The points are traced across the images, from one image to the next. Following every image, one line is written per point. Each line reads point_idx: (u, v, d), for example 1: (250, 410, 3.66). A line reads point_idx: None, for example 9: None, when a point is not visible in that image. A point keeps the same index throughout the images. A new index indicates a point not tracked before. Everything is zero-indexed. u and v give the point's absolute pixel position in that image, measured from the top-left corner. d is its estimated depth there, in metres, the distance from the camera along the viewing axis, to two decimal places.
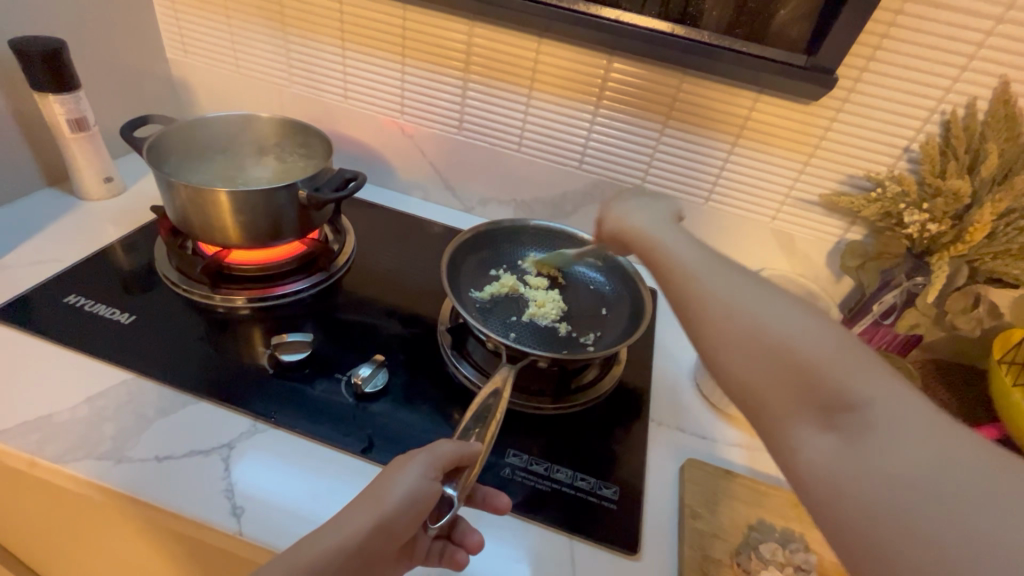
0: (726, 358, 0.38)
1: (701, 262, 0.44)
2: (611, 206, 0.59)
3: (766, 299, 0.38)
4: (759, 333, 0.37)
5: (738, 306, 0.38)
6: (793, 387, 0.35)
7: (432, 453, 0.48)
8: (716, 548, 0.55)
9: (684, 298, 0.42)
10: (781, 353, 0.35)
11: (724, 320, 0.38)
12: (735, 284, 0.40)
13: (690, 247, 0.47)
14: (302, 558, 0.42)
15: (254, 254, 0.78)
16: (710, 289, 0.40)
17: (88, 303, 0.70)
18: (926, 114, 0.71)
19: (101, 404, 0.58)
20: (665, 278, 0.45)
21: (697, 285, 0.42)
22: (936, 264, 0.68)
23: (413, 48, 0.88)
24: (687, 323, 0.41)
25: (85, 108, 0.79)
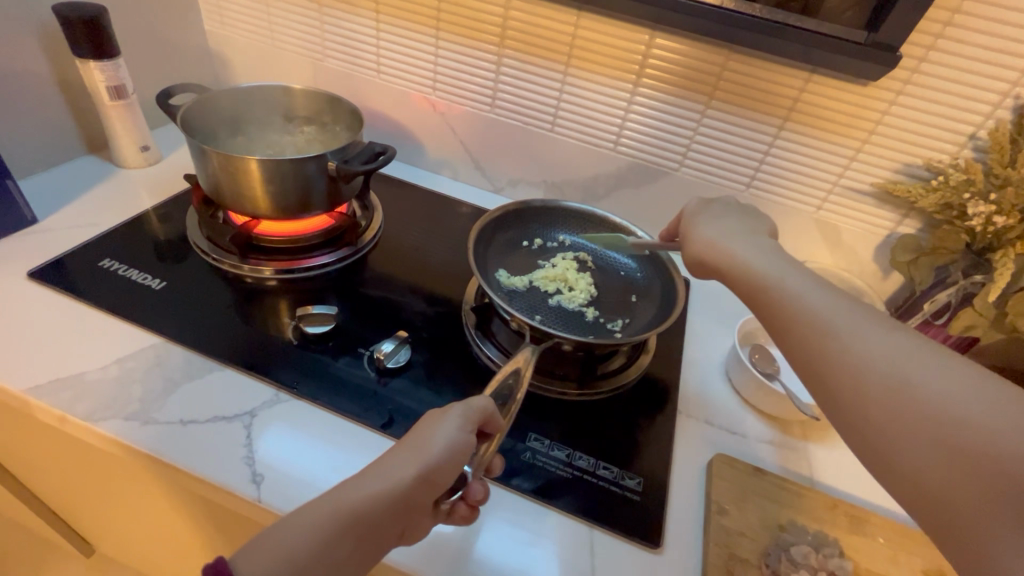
0: (882, 435, 0.37)
1: (838, 305, 0.42)
2: (702, 227, 0.57)
3: (916, 364, 0.37)
4: (912, 405, 0.36)
5: (883, 368, 0.38)
6: (968, 468, 0.33)
7: (466, 407, 0.48)
8: (743, 548, 0.53)
9: (815, 355, 0.41)
10: (947, 436, 0.34)
11: (870, 388, 0.38)
12: (879, 342, 0.39)
13: (806, 282, 0.45)
14: (344, 504, 0.42)
15: (283, 225, 0.78)
16: (851, 352, 0.39)
17: (122, 268, 0.71)
18: (997, 98, 0.65)
19: (130, 365, 0.59)
20: (782, 325, 0.44)
21: (832, 340, 0.41)
22: (999, 261, 0.63)
23: (447, 22, 0.86)
24: (827, 391, 0.40)
25: (124, 76, 0.79)
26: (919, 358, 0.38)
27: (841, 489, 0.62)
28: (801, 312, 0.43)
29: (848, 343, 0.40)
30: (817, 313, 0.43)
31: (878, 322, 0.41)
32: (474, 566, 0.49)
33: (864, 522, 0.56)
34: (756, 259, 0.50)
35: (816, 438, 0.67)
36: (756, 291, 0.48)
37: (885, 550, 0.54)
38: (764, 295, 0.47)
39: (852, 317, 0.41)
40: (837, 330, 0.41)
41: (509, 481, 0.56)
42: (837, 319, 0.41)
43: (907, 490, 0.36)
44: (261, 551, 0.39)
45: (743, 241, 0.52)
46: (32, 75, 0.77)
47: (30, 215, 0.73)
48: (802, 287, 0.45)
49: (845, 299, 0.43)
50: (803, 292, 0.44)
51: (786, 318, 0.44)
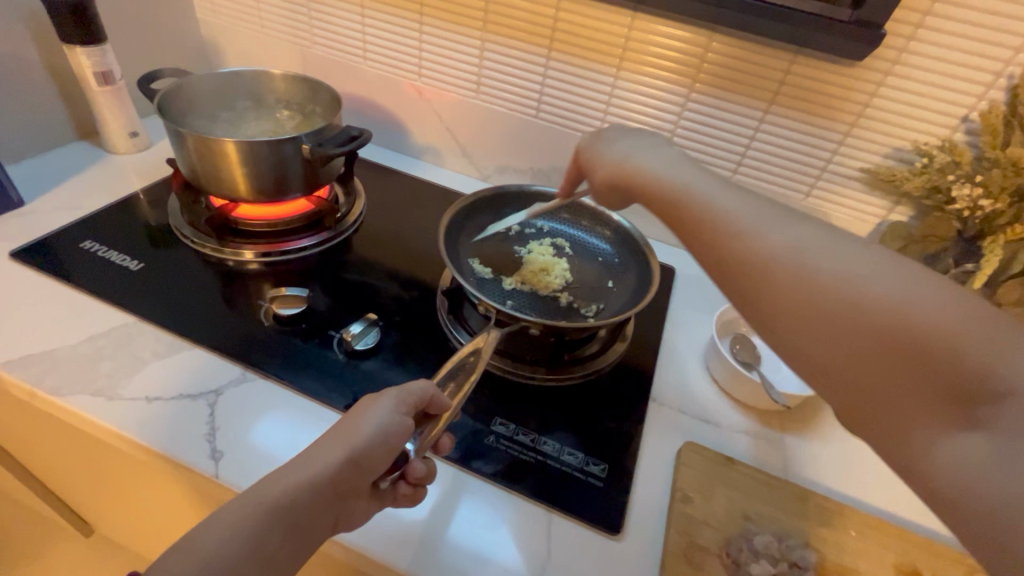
0: (810, 335, 0.34)
1: (748, 206, 0.40)
2: (607, 148, 0.54)
3: (847, 258, 0.35)
4: (844, 298, 0.33)
5: (813, 265, 0.35)
6: (909, 360, 0.31)
7: (401, 390, 0.48)
8: (705, 537, 0.51)
9: (740, 260, 0.38)
10: (882, 327, 0.32)
11: (800, 287, 0.35)
12: (803, 240, 0.36)
13: (729, 189, 0.42)
14: (264, 496, 0.40)
15: (263, 210, 0.79)
16: (775, 252, 0.36)
17: (102, 250, 0.72)
18: (990, 78, 0.63)
19: (101, 343, 0.60)
20: (705, 234, 0.41)
21: (756, 245, 0.37)
22: (987, 248, 0.61)
23: (431, 7, 0.85)
24: (757, 296, 0.37)
25: (111, 62, 0.80)
26: (849, 253, 0.35)
27: (817, 480, 0.61)
28: (722, 222, 0.40)
29: (774, 244, 0.37)
30: (737, 220, 0.39)
31: (805, 224, 0.37)
32: (429, 548, 0.49)
33: (835, 514, 0.55)
34: (674, 172, 0.46)
35: (794, 429, 0.65)
36: (674, 203, 0.44)
37: (855, 543, 0.53)
38: (682, 208, 0.43)
39: (775, 220, 0.38)
40: (761, 234, 0.37)
41: (470, 465, 0.55)
42: (756, 224, 0.38)
43: (839, 388, 0.34)
44: (174, 552, 0.37)
45: (653, 155, 0.49)
46: (21, 60, 0.78)
47: (16, 197, 0.74)
48: (722, 194, 0.42)
49: (766, 205, 0.40)
50: (724, 202, 0.41)
51: (710, 228, 0.40)
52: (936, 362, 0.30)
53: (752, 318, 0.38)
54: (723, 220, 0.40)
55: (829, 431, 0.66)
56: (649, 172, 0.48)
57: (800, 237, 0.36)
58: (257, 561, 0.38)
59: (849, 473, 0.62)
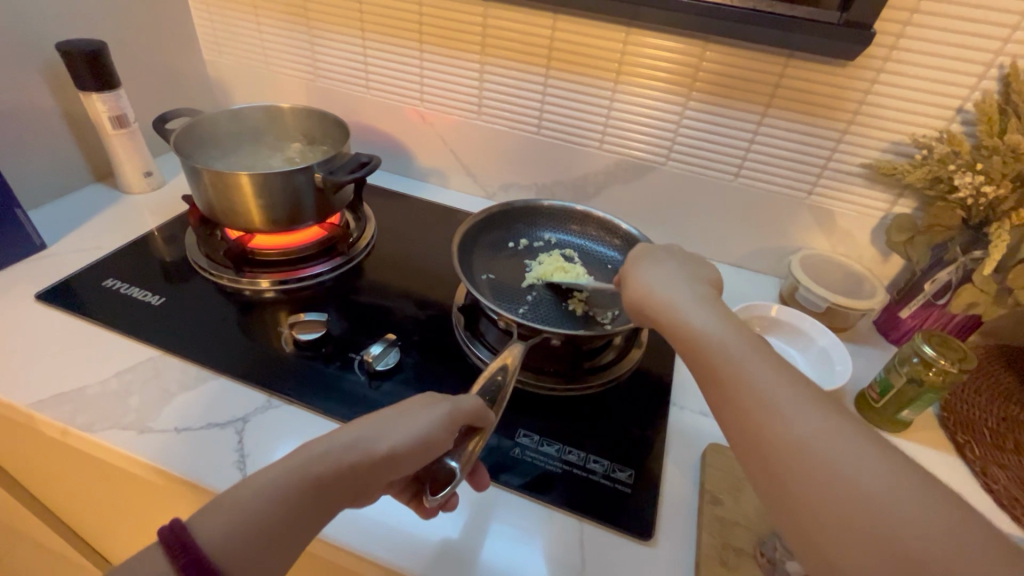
0: (772, 484, 0.37)
1: (734, 346, 0.43)
2: (639, 273, 0.54)
3: (811, 424, 0.37)
4: (798, 459, 0.36)
5: (775, 419, 0.38)
6: (857, 531, 0.33)
7: (456, 404, 0.48)
8: (738, 537, 0.51)
9: (726, 395, 0.41)
10: (826, 494, 0.35)
11: (764, 437, 0.38)
12: (779, 393, 0.39)
13: (725, 325, 0.45)
14: (306, 472, 0.42)
15: (277, 239, 0.81)
16: (748, 397, 0.40)
17: (124, 287, 0.73)
18: (981, 69, 0.64)
19: (129, 378, 0.61)
20: (699, 362, 0.44)
21: (740, 388, 0.40)
22: (995, 234, 0.62)
23: (430, 35, 0.88)
24: (736, 433, 0.40)
25: (125, 106, 0.83)
26: (813, 418, 0.37)
27: None
28: (713, 355, 0.43)
29: (751, 389, 0.40)
30: (726, 360, 0.42)
31: (787, 379, 0.40)
32: (463, 563, 0.49)
33: None
34: (680, 300, 0.49)
35: None
36: (676, 328, 0.47)
37: None
38: (680, 332, 0.47)
39: (760, 366, 0.41)
40: (744, 377, 0.41)
41: (498, 477, 0.56)
42: (748, 367, 0.41)
43: (793, 534, 0.36)
44: (219, 510, 0.39)
45: (661, 281, 0.52)
46: (39, 110, 0.81)
47: (38, 240, 0.76)
48: (718, 328, 0.45)
49: (759, 349, 0.43)
50: (721, 337, 0.44)
51: (703, 356, 0.44)
52: (884, 543, 0.32)
53: (734, 450, 0.41)
54: (719, 353, 0.43)
55: None
56: (676, 318, 0.48)
57: (775, 388, 0.39)
58: (286, 528, 0.40)
59: None
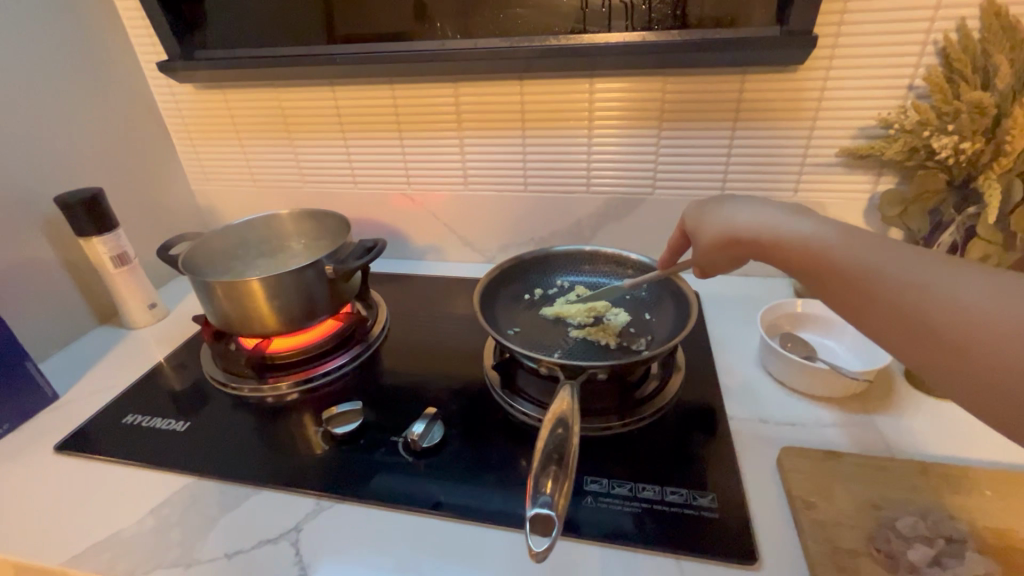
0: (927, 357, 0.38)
1: (869, 245, 0.42)
2: (711, 213, 0.55)
3: (960, 286, 0.37)
4: (957, 325, 0.36)
5: (916, 292, 0.39)
6: None
7: None
8: (847, 538, 0.48)
9: (847, 283, 0.43)
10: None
11: (908, 315, 0.39)
12: (920, 274, 0.39)
13: (832, 227, 0.45)
14: None
15: (292, 339, 0.80)
16: (887, 287, 0.40)
17: (144, 419, 0.71)
18: (919, 47, 0.70)
19: (166, 511, 0.57)
20: (816, 268, 0.45)
21: (901, 286, 0.39)
22: (984, 186, 0.64)
23: (407, 122, 0.93)
24: (896, 323, 0.40)
25: (125, 244, 0.85)
26: (966, 284, 0.37)
27: (926, 452, 0.58)
28: (827, 258, 0.44)
29: (899, 277, 0.40)
30: (842, 257, 0.43)
31: (922, 257, 0.40)
32: None
33: (962, 478, 0.52)
34: (766, 220, 0.50)
35: (879, 408, 0.64)
36: (785, 246, 0.47)
37: (998, 502, 0.50)
38: (786, 247, 0.47)
39: (900, 255, 0.41)
40: (873, 268, 0.41)
41: (577, 531, 0.52)
42: (886, 259, 0.41)
43: (969, 397, 0.37)
44: None
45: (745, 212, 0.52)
46: (40, 264, 0.82)
47: (51, 392, 0.74)
48: (817, 229, 0.46)
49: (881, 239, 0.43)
50: (839, 242, 0.44)
51: (815, 263, 0.45)
52: None
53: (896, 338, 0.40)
54: (831, 253, 0.44)
55: (912, 400, 0.64)
56: (779, 234, 0.48)
57: (915, 269, 0.40)
58: None
59: (954, 436, 0.60)
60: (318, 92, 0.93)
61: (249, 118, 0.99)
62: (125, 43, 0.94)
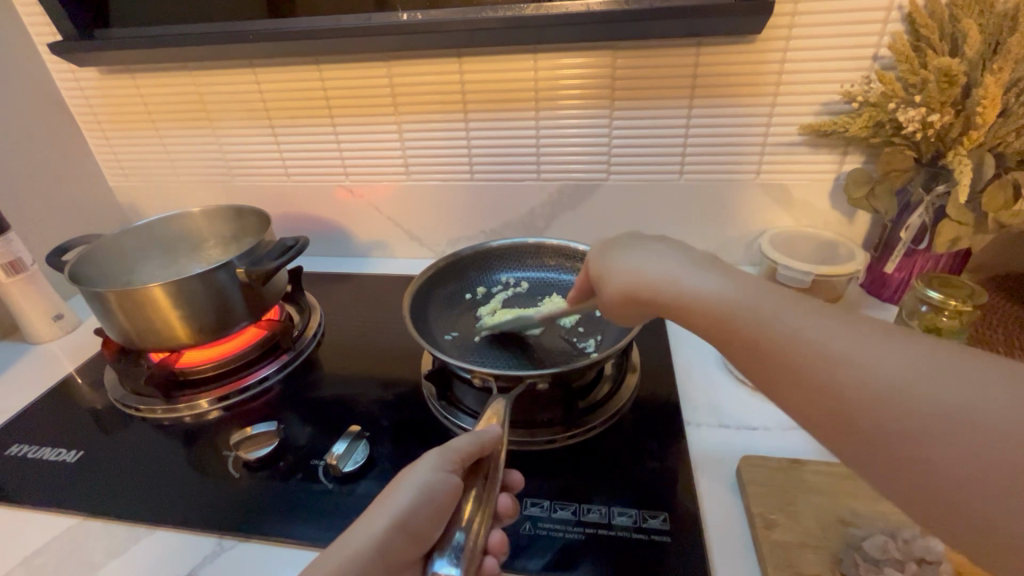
0: (845, 443, 0.32)
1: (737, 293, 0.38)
2: (615, 260, 0.47)
3: (879, 367, 0.31)
4: (868, 392, 0.31)
5: (782, 333, 0.35)
6: (890, 417, 0.30)
7: None
8: (810, 562, 0.42)
9: (728, 330, 0.38)
10: (854, 385, 0.32)
11: (816, 397, 0.33)
12: (828, 351, 0.33)
13: (714, 285, 0.39)
14: None
15: (210, 351, 0.72)
16: (771, 323, 0.36)
17: (32, 450, 0.62)
18: (884, 14, 0.65)
19: (40, 562, 0.49)
20: (712, 321, 0.39)
21: (761, 329, 0.36)
22: (954, 161, 0.59)
23: (339, 106, 0.84)
24: (747, 354, 0.37)
25: (20, 249, 0.76)
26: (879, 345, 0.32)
27: None
28: (729, 310, 0.38)
29: (758, 319, 0.36)
30: (754, 318, 0.36)
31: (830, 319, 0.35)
32: None
33: None
34: (674, 269, 0.42)
35: None
36: (677, 298, 0.41)
37: None
38: (677, 302, 0.41)
39: (765, 298, 0.37)
40: (769, 319, 0.36)
41: (511, 565, 0.46)
42: (761, 307, 0.36)
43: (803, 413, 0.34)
44: None
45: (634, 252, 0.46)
46: None
47: None
48: (721, 280, 0.39)
49: (806, 310, 0.36)
50: (719, 288, 0.39)
51: (717, 332, 0.38)
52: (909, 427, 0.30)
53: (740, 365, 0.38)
54: (742, 322, 0.37)
55: None
56: (674, 283, 0.41)
57: (811, 321, 0.35)
58: None
59: None
60: (238, 74, 0.84)
61: (164, 105, 0.89)
62: (16, 23, 0.82)
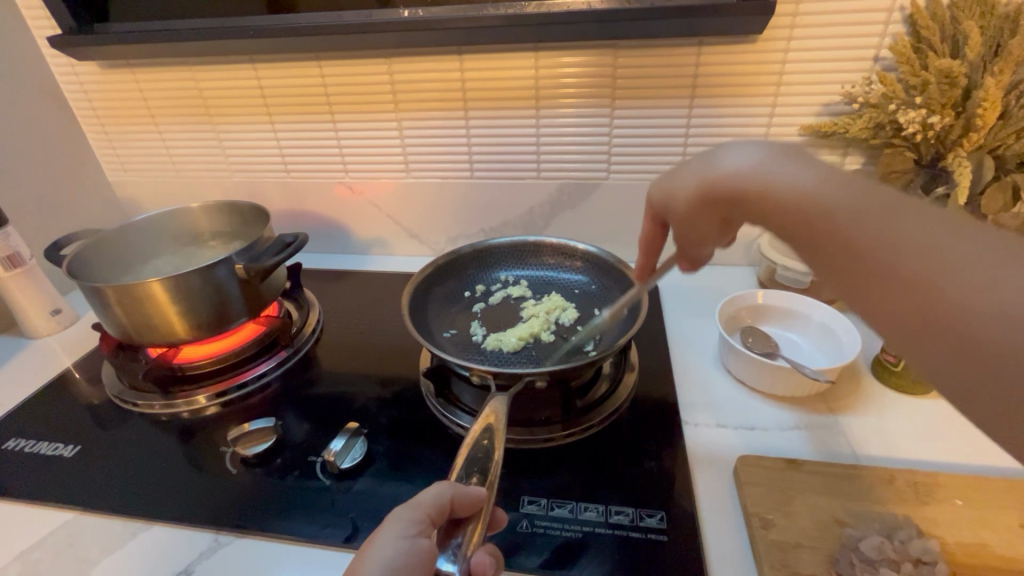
0: (894, 324, 0.33)
1: (848, 189, 0.35)
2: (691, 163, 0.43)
3: (964, 256, 0.31)
4: (935, 277, 0.31)
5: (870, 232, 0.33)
6: (954, 306, 0.30)
7: None
8: (807, 561, 0.43)
9: (816, 229, 0.35)
10: (941, 274, 0.31)
11: (882, 283, 0.33)
12: (924, 237, 0.32)
13: (820, 174, 0.36)
14: None
15: (208, 347, 0.72)
16: (848, 222, 0.34)
17: (29, 444, 0.62)
18: (885, 15, 0.65)
19: (37, 557, 0.49)
20: (798, 222, 0.36)
21: (853, 226, 0.34)
22: (954, 163, 0.60)
23: (338, 102, 0.84)
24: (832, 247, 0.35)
25: (17, 243, 0.75)
26: (949, 231, 0.32)
27: (895, 457, 0.53)
28: (820, 211, 0.35)
29: (854, 218, 0.34)
30: (848, 215, 0.34)
31: (913, 211, 0.33)
32: None
33: (933, 488, 0.47)
34: (761, 160, 0.39)
35: (845, 408, 0.59)
36: (760, 191, 0.38)
37: (970, 514, 0.45)
38: (764, 201, 0.38)
39: (867, 196, 0.34)
40: (856, 221, 0.34)
41: (508, 562, 0.46)
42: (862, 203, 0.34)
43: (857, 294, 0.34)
44: None
45: (732, 150, 0.41)
46: None
47: None
48: (826, 180, 0.36)
49: (906, 207, 0.33)
50: (818, 183, 0.36)
51: (807, 230, 0.36)
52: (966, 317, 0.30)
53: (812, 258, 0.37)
54: (840, 218, 0.34)
55: (881, 399, 0.59)
56: (770, 181, 0.38)
57: (906, 216, 0.33)
58: None
59: (924, 438, 0.55)
60: (238, 70, 0.84)
61: (163, 100, 0.89)
62: (15, 17, 0.82)
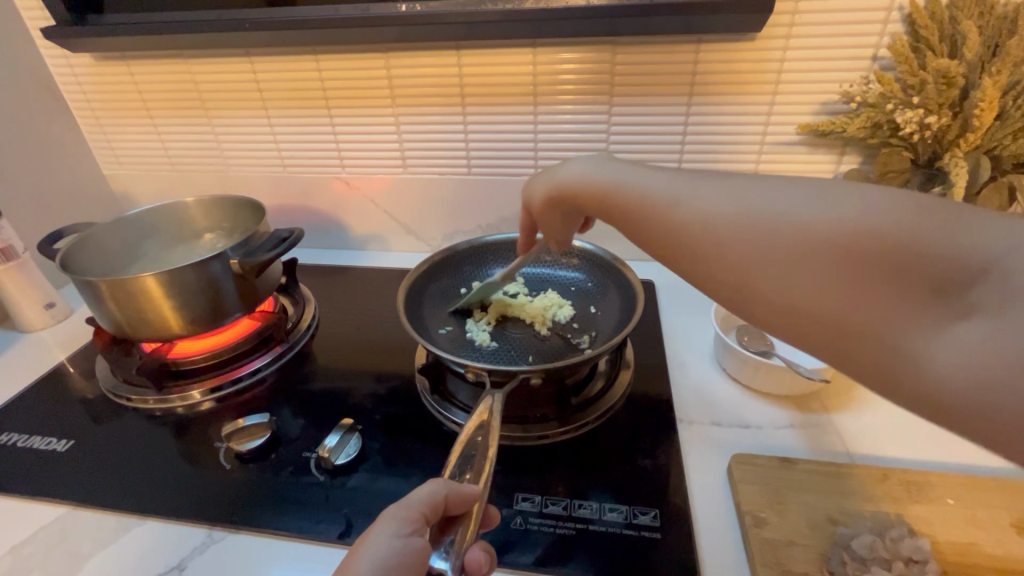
0: (786, 308, 0.33)
1: (690, 186, 0.38)
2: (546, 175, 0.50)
3: (815, 216, 0.32)
4: (802, 246, 0.32)
5: (720, 222, 0.35)
6: (832, 270, 0.31)
7: None
8: (799, 559, 0.43)
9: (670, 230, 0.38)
10: (803, 244, 0.32)
11: (760, 271, 0.33)
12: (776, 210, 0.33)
13: (659, 174, 0.40)
14: None
15: (203, 342, 0.71)
16: (703, 219, 0.36)
17: (22, 438, 0.62)
18: (884, 14, 0.64)
19: (29, 552, 0.49)
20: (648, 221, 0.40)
21: (701, 220, 0.36)
22: (951, 163, 0.60)
23: (335, 97, 0.84)
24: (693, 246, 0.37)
25: (10, 236, 0.75)
26: (843, 199, 0.32)
27: (888, 456, 0.53)
28: (659, 210, 0.39)
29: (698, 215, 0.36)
30: (692, 210, 0.37)
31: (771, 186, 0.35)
32: None
33: (925, 487, 0.48)
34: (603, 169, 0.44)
35: (839, 407, 0.59)
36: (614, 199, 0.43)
37: (961, 513, 0.46)
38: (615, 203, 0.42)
39: (703, 187, 0.37)
40: (705, 216, 0.36)
41: (502, 559, 0.46)
42: (699, 197, 0.37)
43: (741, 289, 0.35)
44: None
45: (588, 159, 0.46)
46: None
47: None
48: (654, 177, 0.40)
49: (752, 182, 0.36)
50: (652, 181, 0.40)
51: (653, 229, 0.39)
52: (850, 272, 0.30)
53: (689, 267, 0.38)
54: (683, 210, 0.37)
55: (874, 399, 0.60)
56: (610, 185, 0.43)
57: (758, 195, 0.34)
58: None
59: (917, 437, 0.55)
60: (235, 63, 0.83)
61: (159, 93, 0.88)
62: (9, 8, 0.81)
